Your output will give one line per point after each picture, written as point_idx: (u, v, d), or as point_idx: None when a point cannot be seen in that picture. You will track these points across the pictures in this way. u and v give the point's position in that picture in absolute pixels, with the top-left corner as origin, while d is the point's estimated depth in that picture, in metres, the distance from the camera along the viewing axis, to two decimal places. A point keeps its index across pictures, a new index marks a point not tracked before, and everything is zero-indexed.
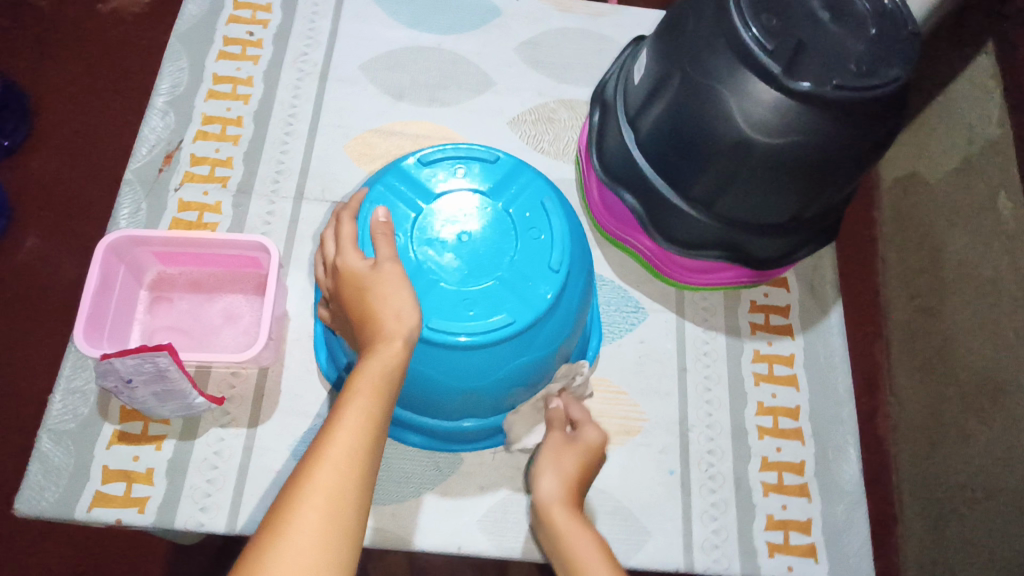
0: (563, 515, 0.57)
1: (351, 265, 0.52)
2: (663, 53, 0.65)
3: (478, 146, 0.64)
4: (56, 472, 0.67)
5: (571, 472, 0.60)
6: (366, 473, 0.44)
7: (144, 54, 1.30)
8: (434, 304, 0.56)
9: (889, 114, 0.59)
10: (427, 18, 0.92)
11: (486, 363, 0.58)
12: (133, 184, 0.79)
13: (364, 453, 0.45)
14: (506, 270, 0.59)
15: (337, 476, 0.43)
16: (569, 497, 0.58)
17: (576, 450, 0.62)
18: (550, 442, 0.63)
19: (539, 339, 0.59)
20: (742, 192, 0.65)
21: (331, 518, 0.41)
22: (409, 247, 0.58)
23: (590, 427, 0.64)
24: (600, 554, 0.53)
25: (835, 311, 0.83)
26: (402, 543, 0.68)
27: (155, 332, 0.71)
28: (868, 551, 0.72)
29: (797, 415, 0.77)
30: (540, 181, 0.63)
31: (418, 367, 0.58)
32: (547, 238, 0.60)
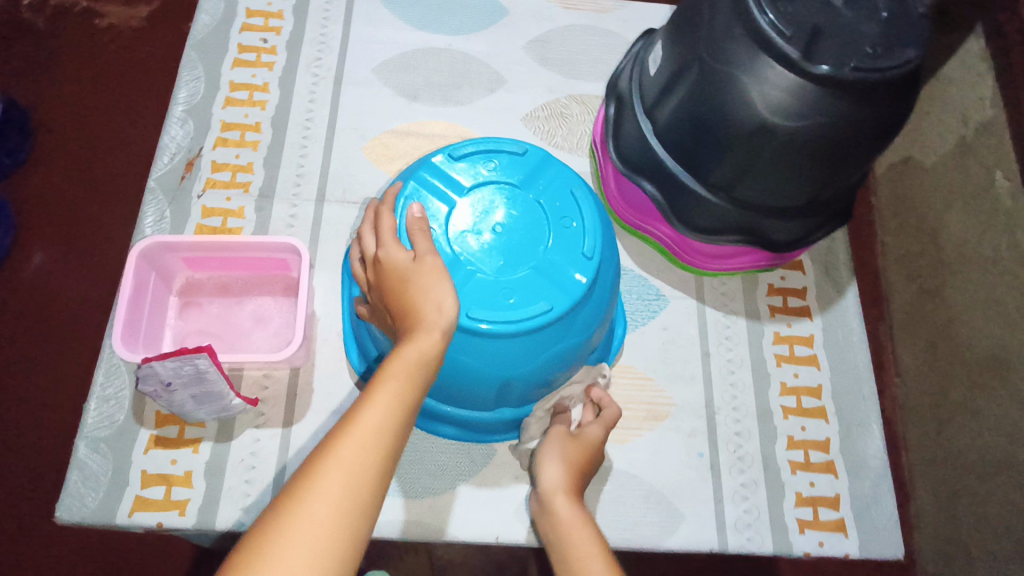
0: (565, 506, 0.57)
1: (393, 257, 0.54)
2: (680, 44, 0.67)
3: (505, 139, 0.66)
4: (95, 479, 0.68)
5: (574, 464, 0.61)
6: (388, 456, 0.45)
7: (145, 66, 1.30)
8: (473, 295, 0.58)
9: (901, 94, 0.61)
10: (436, 19, 0.94)
11: (526, 351, 0.59)
12: (157, 192, 0.80)
13: (389, 437, 0.46)
14: (541, 259, 0.60)
15: (360, 455, 0.44)
16: (573, 490, 0.59)
17: (578, 445, 0.63)
18: (554, 434, 0.64)
19: (576, 324, 0.61)
20: (760, 177, 0.67)
21: (353, 495, 0.43)
22: (445, 241, 0.60)
23: (594, 425, 0.66)
24: (599, 552, 0.53)
25: (850, 291, 0.85)
26: (441, 535, 0.69)
27: (187, 337, 0.72)
28: (896, 523, 0.74)
29: (819, 394, 0.79)
30: (567, 172, 0.64)
31: (458, 356, 0.59)
32: (579, 226, 0.62)
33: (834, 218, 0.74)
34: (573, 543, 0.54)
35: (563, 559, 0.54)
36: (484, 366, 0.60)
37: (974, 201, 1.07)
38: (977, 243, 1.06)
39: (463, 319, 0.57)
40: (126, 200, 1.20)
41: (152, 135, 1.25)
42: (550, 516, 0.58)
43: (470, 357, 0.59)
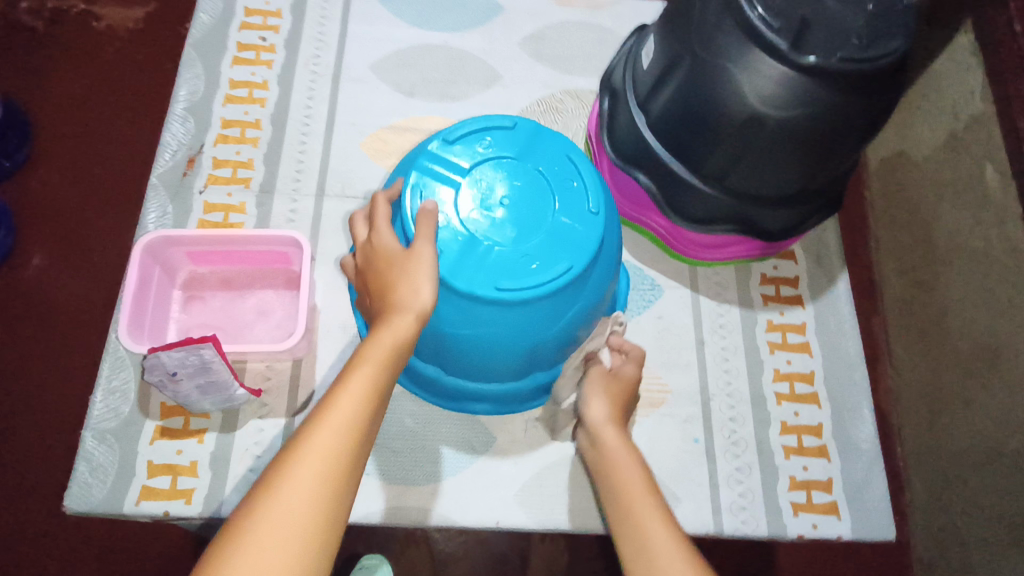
0: (611, 434, 0.60)
1: (386, 244, 0.57)
2: (672, 37, 0.69)
3: (494, 115, 0.67)
4: (102, 469, 0.69)
5: (616, 400, 0.64)
6: (366, 433, 0.48)
7: (142, 68, 1.31)
8: (497, 267, 0.60)
9: (887, 84, 0.62)
10: (431, 17, 0.95)
11: (551, 313, 0.62)
12: (159, 189, 0.81)
13: (365, 414, 0.48)
14: (553, 222, 0.62)
15: (336, 433, 0.46)
16: (617, 422, 0.62)
17: (619, 382, 0.65)
18: (594, 373, 0.66)
19: (593, 278, 0.64)
20: (751, 166, 0.68)
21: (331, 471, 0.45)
22: (457, 226, 0.61)
23: (629, 363, 0.67)
24: (642, 473, 0.56)
25: (841, 280, 0.87)
26: (442, 521, 0.70)
27: (191, 330, 0.73)
28: (888, 506, 0.75)
29: (812, 380, 0.81)
30: (559, 138, 0.67)
31: (488, 329, 0.62)
32: (581, 185, 0.64)
33: (827, 207, 0.76)
34: (617, 465, 0.57)
35: (607, 478, 0.57)
36: (516, 333, 0.63)
37: (964, 193, 1.09)
38: (968, 234, 1.07)
39: (493, 294, 0.59)
40: (124, 201, 1.21)
41: (150, 136, 1.26)
42: (596, 443, 0.61)
43: (502, 329, 0.62)
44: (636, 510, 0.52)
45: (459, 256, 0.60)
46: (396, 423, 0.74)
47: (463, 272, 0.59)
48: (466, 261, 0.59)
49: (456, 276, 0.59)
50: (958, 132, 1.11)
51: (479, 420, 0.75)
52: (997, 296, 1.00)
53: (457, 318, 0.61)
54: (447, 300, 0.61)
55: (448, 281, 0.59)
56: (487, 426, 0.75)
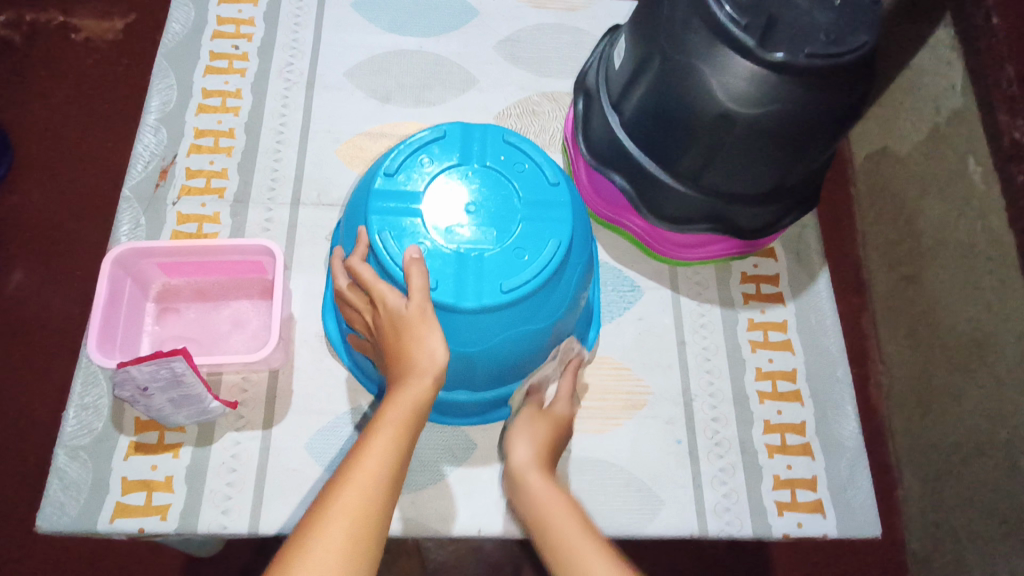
0: (535, 478, 0.57)
1: (389, 303, 0.56)
2: (641, 38, 0.68)
3: (419, 131, 0.65)
4: (76, 487, 0.68)
5: (543, 441, 0.61)
6: (388, 498, 0.49)
7: (123, 80, 1.30)
8: (496, 271, 0.59)
9: (857, 78, 0.62)
10: (407, 22, 0.95)
11: (555, 295, 0.63)
12: (131, 201, 0.80)
13: (387, 480, 0.49)
14: (524, 207, 0.62)
15: (363, 497, 0.47)
16: (542, 464, 0.59)
17: (547, 422, 0.63)
18: (523, 417, 0.64)
19: (574, 254, 0.64)
20: (727, 165, 0.68)
21: (354, 540, 0.46)
22: (446, 248, 0.59)
23: (561, 402, 0.67)
24: (574, 512, 0.53)
25: (822, 276, 0.86)
26: (424, 530, 0.70)
27: (164, 342, 0.72)
28: (873, 503, 0.75)
29: (794, 378, 0.80)
30: (491, 127, 0.66)
31: (501, 334, 0.61)
32: (531, 164, 0.64)
33: (810, 194, 0.76)
34: (550, 513, 0.53)
35: (539, 531, 0.53)
36: (529, 331, 0.62)
37: (948, 185, 1.09)
38: (952, 228, 1.07)
39: (504, 299, 0.58)
40: (106, 214, 1.20)
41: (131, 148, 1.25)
42: (520, 491, 0.57)
43: (518, 329, 0.62)
44: (575, 557, 0.50)
45: (458, 276, 0.58)
46: None
47: (467, 288, 0.58)
48: (466, 280, 0.58)
49: (463, 296, 0.58)
50: (940, 126, 1.11)
51: (461, 427, 0.74)
52: (983, 289, 1.00)
53: (472, 336, 0.60)
54: (455, 323, 0.59)
55: (457, 303, 0.58)
56: (467, 433, 0.74)
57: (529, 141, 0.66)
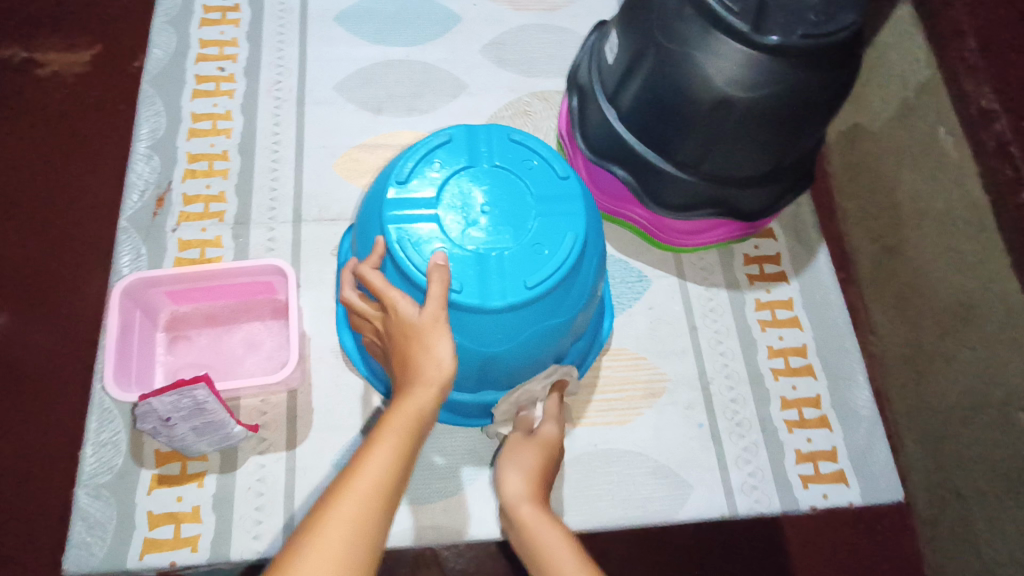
0: (528, 510, 0.56)
1: (403, 310, 0.55)
2: (635, 32, 0.69)
3: (425, 138, 0.65)
4: (101, 526, 0.67)
5: (531, 469, 0.61)
6: (386, 508, 0.46)
7: (77, 106, 1.22)
8: (518, 269, 0.59)
9: (848, 55, 0.64)
10: (391, 32, 0.95)
11: (575, 288, 0.63)
12: (130, 231, 0.79)
13: (388, 486, 0.47)
14: (536, 203, 0.62)
15: (358, 503, 0.45)
16: (534, 494, 0.58)
17: (534, 447, 0.64)
18: (513, 447, 0.64)
19: (589, 247, 0.65)
20: (727, 150, 0.69)
21: (351, 549, 0.44)
22: (466, 250, 0.60)
23: (549, 423, 0.67)
24: (574, 552, 0.51)
25: (821, 252, 0.88)
26: (460, 535, 0.70)
27: (179, 371, 0.71)
28: (892, 468, 0.77)
29: (805, 353, 0.82)
30: (494, 126, 0.66)
31: (526, 331, 0.62)
32: (539, 161, 0.65)
33: (806, 172, 0.78)
34: (548, 552, 0.52)
35: (536, 562, 0.52)
36: (552, 325, 0.63)
37: (923, 156, 1.11)
38: (931, 196, 1.10)
39: (529, 295, 0.59)
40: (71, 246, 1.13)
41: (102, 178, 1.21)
42: (516, 525, 0.55)
43: (542, 324, 0.62)
44: None
45: (480, 278, 0.59)
46: None
47: (492, 288, 0.59)
48: (490, 280, 0.59)
49: (488, 296, 0.58)
50: (910, 100, 1.14)
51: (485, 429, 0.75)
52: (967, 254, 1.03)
53: (499, 335, 0.61)
54: (482, 324, 0.60)
55: (484, 304, 0.58)
56: (491, 435, 0.74)
57: (535, 138, 0.67)
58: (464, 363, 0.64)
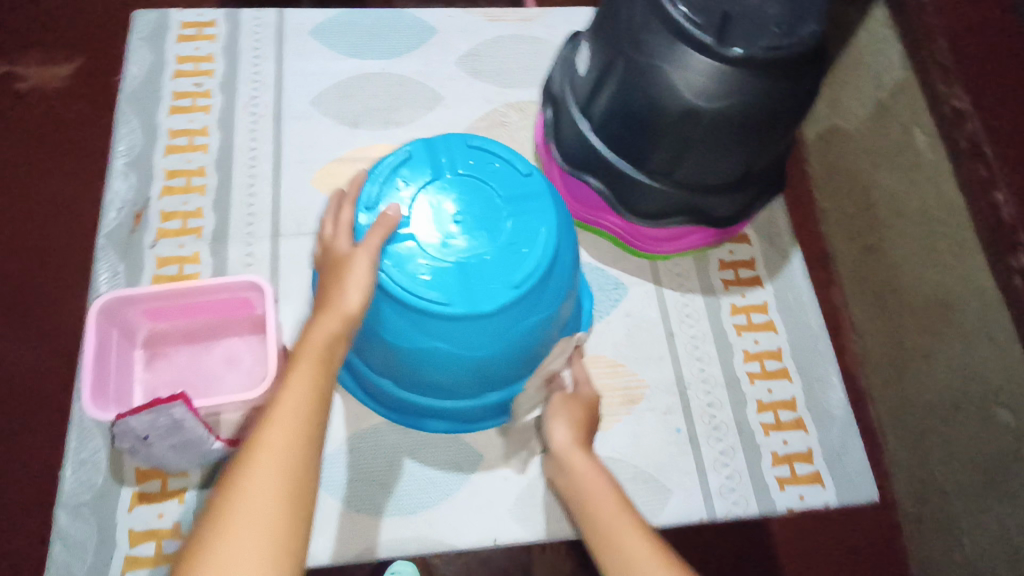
0: (579, 458, 0.57)
1: (339, 245, 0.58)
2: (604, 43, 0.70)
3: (385, 157, 0.65)
4: (82, 545, 0.67)
5: (578, 420, 0.62)
6: (314, 428, 0.44)
7: (53, 120, 1.22)
8: (499, 269, 0.61)
9: (810, 64, 0.66)
10: (368, 46, 0.95)
11: (555, 283, 0.64)
12: (108, 249, 0.79)
13: (310, 407, 0.45)
14: (506, 204, 0.63)
15: (283, 428, 0.43)
16: (582, 444, 0.59)
17: (580, 401, 0.64)
18: (555, 400, 0.65)
19: (563, 247, 0.65)
20: (696, 157, 0.70)
21: (286, 476, 0.41)
22: (446, 262, 0.60)
23: (585, 385, 0.68)
24: (619, 498, 0.52)
25: (794, 256, 0.90)
26: (442, 545, 0.71)
27: (159, 389, 0.72)
28: (866, 467, 0.78)
29: (780, 356, 0.83)
30: (452, 135, 0.67)
31: (514, 332, 0.63)
32: (501, 162, 0.66)
33: (777, 175, 0.80)
34: (595, 494, 0.53)
35: (582, 506, 0.53)
36: (538, 323, 0.64)
37: (898, 156, 1.11)
38: (908, 195, 1.10)
39: (517, 294, 0.60)
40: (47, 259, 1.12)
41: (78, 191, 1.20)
42: (567, 471, 0.56)
43: (528, 324, 0.63)
44: (618, 543, 0.49)
45: (464, 286, 0.60)
46: (383, 453, 0.74)
47: (478, 295, 0.60)
48: (475, 287, 0.60)
49: (476, 303, 0.60)
50: (884, 102, 1.14)
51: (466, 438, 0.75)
52: (941, 253, 1.05)
53: (486, 339, 0.62)
54: (473, 331, 0.61)
55: (473, 312, 0.59)
56: (471, 445, 0.75)
57: (493, 142, 0.67)
58: (461, 372, 0.66)
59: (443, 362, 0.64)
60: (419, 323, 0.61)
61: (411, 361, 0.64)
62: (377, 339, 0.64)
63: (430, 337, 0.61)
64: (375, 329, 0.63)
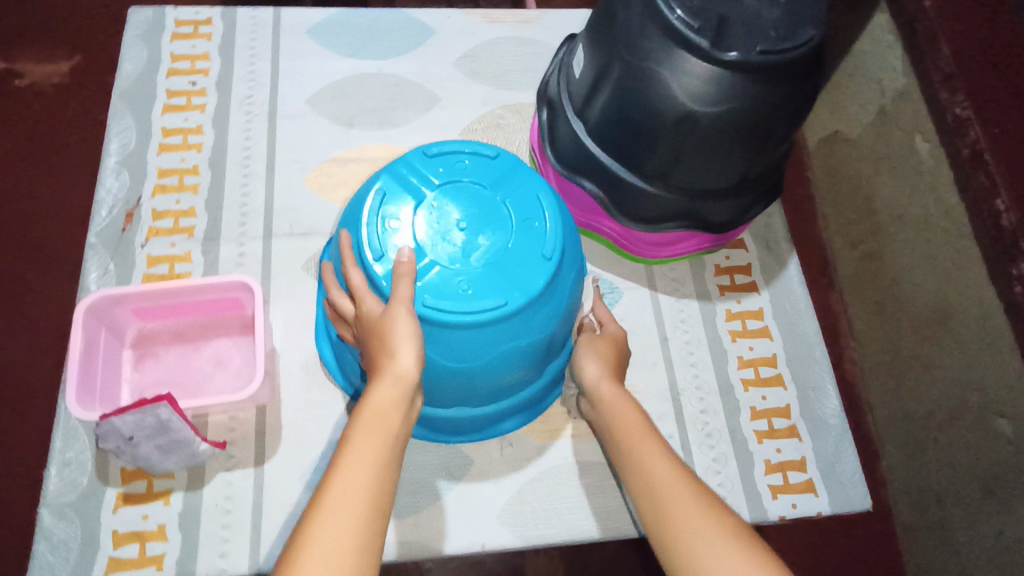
0: (608, 386, 0.64)
1: (369, 309, 0.57)
2: (600, 46, 0.70)
3: (363, 202, 0.64)
4: (64, 545, 0.66)
5: (607, 356, 0.68)
6: (370, 510, 0.48)
7: (52, 117, 1.22)
8: (524, 246, 0.62)
9: (808, 71, 0.64)
10: (364, 46, 0.95)
11: (569, 259, 0.67)
12: (98, 247, 0.79)
13: (367, 489, 0.48)
14: (493, 190, 0.65)
15: (340, 512, 0.47)
16: (612, 376, 0.66)
17: (607, 339, 0.70)
18: (584, 336, 0.71)
19: (569, 248, 0.67)
20: (692, 162, 0.70)
21: (341, 559, 0.45)
22: (480, 265, 0.61)
23: (610, 324, 0.72)
24: (643, 425, 0.60)
25: (791, 262, 0.89)
26: (429, 550, 0.70)
27: (146, 388, 0.71)
28: (861, 477, 0.77)
29: (775, 363, 0.82)
30: (410, 154, 0.66)
31: (556, 307, 0.65)
32: (470, 161, 0.67)
33: (773, 183, 0.79)
34: (623, 419, 0.61)
35: (612, 429, 0.61)
36: (568, 297, 0.67)
37: (898, 162, 1.10)
38: (909, 202, 1.07)
39: (553, 265, 0.62)
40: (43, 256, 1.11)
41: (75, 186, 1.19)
42: (597, 398, 0.65)
43: (565, 294, 0.66)
44: (644, 458, 0.57)
45: (506, 276, 0.61)
46: None
47: (522, 278, 0.61)
48: (516, 274, 0.61)
49: (527, 288, 0.61)
50: (885, 107, 1.12)
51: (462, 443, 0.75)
52: (942, 260, 1.00)
53: (541, 319, 0.63)
54: (532, 315, 0.62)
55: (530, 295, 0.61)
56: (463, 450, 0.75)
57: (449, 142, 0.68)
58: (525, 366, 0.67)
59: (514, 361, 0.65)
60: (485, 336, 0.61)
61: (484, 376, 0.64)
62: (446, 372, 0.63)
63: (505, 343, 0.62)
64: (443, 364, 0.62)
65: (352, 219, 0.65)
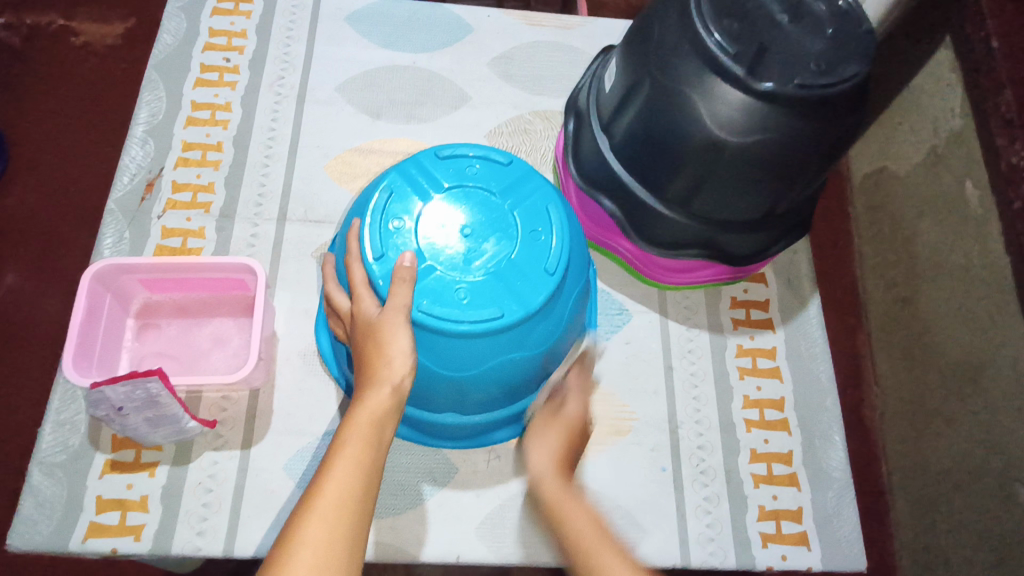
0: (553, 486, 0.58)
1: (365, 309, 0.56)
2: (632, 62, 0.68)
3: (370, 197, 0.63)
4: (48, 506, 0.67)
5: (557, 448, 0.62)
6: (356, 521, 0.46)
7: (101, 79, 1.24)
8: (528, 258, 0.61)
9: (849, 108, 0.61)
10: (402, 37, 0.94)
11: (574, 274, 0.65)
12: (116, 214, 0.79)
13: (354, 500, 0.47)
14: (504, 200, 0.63)
15: (326, 522, 0.45)
16: (560, 470, 0.60)
17: (559, 424, 0.64)
18: (540, 417, 0.65)
19: (574, 263, 0.65)
20: (716, 190, 0.67)
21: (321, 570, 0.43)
22: (481, 273, 0.59)
23: (574, 403, 0.66)
24: (596, 528, 0.54)
25: (813, 303, 0.86)
26: (402, 555, 0.69)
27: (144, 359, 0.71)
28: (859, 535, 0.74)
29: (782, 406, 0.79)
30: (423, 154, 0.65)
31: (555, 323, 0.63)
32: (482, 165, 0.65)
33: (800, 217, 0.76)
34: (571, 524, 0.55)
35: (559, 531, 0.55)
36: (569, 314, 0.65)
37: (943, 207, 1.04)
38: (950, 252, 1.02)
39: (556, 280, 0.61)
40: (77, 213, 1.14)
41: (110, 146, 1.20)
42: (541, 497, 0.58)
43: (566, 311, 0.64)
44: (594, 560, 0.51)
45: (507, 288, 0.59)
46: None
47: (522, 291, 0.60)
48: (517, 286, 0.60)
49: (526, 301, 0.59)
50: (937, 149, 1.06)
51: (450, 450, 0.74)
52: (979, 314, 0.95)
53: (539, 335, 0.62)
54: (529, 329, 0.61)
55: (528, 309, 0.59)
56: (449, 456, 0.74)
57: (461, 146, 0.66)
58: (520, 379, 0.65)
59: (507, 374, 0.63)
60: (479, 346, 0.59)
61: (476, 386, 0.63)
62: (436, 378, 0.62)
63: (499, 355, 0.61)
64: (433, 370, 0.61)
65: (359, 214, 0.64)
